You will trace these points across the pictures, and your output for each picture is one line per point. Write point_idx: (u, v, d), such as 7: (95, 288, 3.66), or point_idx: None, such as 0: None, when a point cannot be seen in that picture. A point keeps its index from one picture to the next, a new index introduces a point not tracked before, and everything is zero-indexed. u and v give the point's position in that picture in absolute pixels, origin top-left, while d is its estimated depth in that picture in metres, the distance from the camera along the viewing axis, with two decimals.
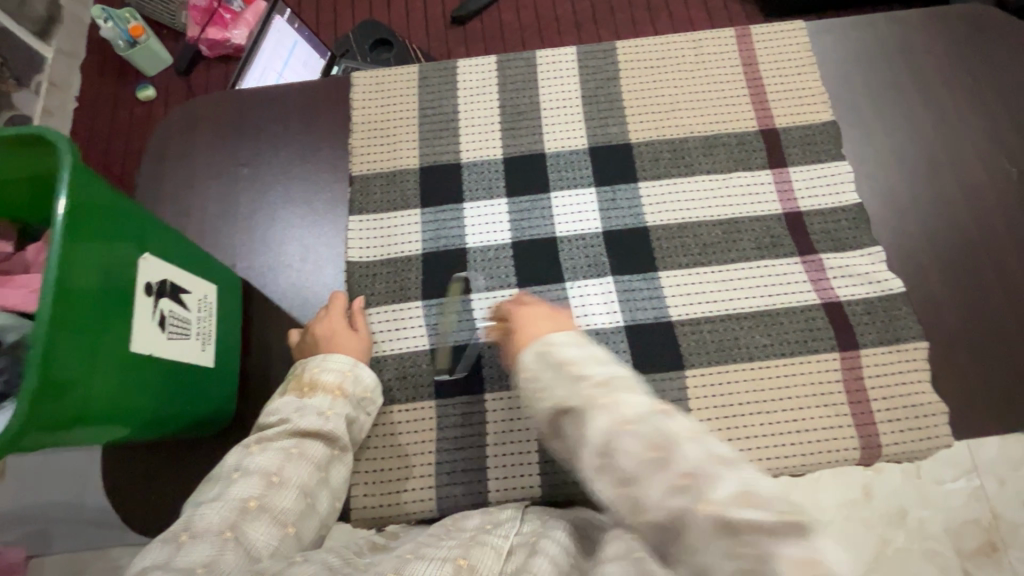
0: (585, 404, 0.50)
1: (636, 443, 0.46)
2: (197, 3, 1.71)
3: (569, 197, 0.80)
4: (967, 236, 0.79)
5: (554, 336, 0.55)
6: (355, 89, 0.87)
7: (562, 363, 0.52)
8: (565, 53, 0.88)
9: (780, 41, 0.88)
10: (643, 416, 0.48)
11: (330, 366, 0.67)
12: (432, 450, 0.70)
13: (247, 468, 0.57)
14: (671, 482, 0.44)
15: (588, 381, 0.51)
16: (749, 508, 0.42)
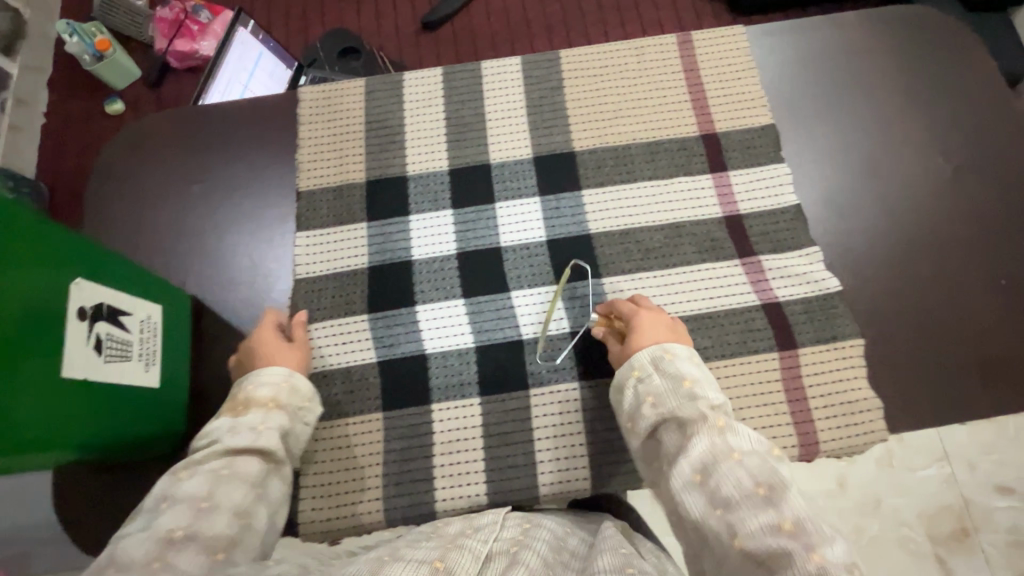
0: (704, 423, 0.57)
1: (737, 475, 0.52)
2: (165, 15, 1.68)
3: (514, 208, 0.82)
4: (908, 237, 0.79)
5: (675, 351, 0.65)
6: (302, 105, 0.87)
7: (679, 375, 0.62)
8: (510, 62, 0.89)
9: (721, 46, 0.89)
10: (765, 457, 0.54)
11: (264, 380, 0.66)
12: (378, 462, 0.71)
13: (176, 496, 0.54)
14: (771, 516, 0.49)
15: (704, 400, 0.60)
16: (794, 542, 0.47)
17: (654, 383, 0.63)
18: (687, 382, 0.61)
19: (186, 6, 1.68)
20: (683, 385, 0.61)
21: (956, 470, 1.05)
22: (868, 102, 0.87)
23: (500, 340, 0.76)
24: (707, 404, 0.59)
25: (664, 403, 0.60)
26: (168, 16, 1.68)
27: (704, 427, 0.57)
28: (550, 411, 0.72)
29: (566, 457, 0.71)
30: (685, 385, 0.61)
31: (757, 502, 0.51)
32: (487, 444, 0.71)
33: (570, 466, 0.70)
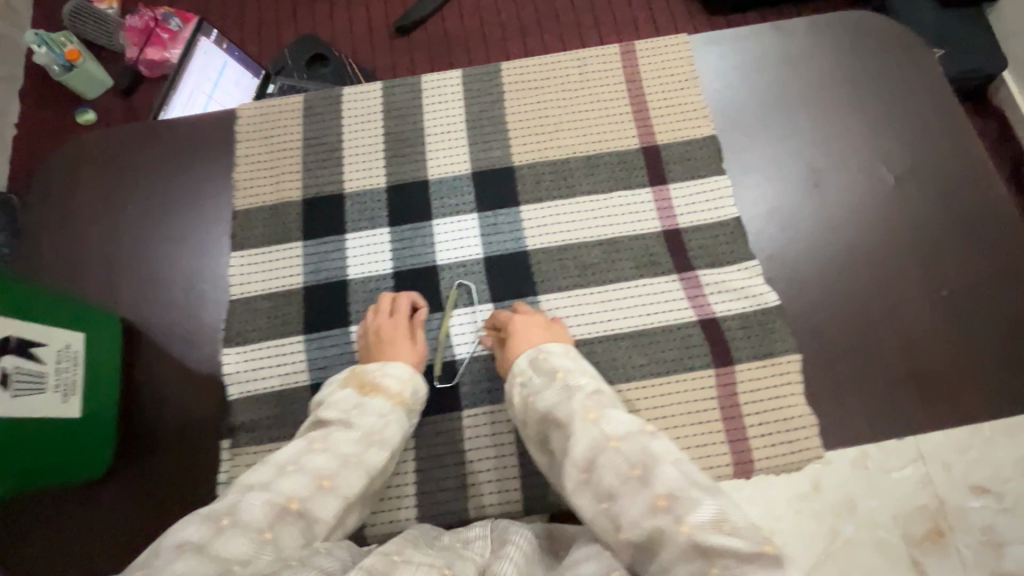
0: (574, 417, 0.56)
1: (615, 463, 0.51)
2: (132, 17, 1.53)
3: (451, 225, 0.80)
4: (850, 251, 0.78)
5: (547, 349, 0.65)
6: (240, 122, 0.87)
7: (552, 370, 0.62)
8: (451, 76, 0.88)
9: (664, 56, 0.88)
10: (640, 434, 0.53)
11: (391, 373, 0.67)
12: None
13: (303, 466, 0.56)
14: (647, 497, 0.49)
15: (579, 390, 0.59)
16: (668, 517, 0.47)
17: (534, 383, 0.63)
18: (560, 373, 0.61)
19: (155, 11, 1.48)
20: (556, 379, 0.61)
21: None
22: (814, 110, 0.85)
23: (435, 360, 0.75)
24: (580, 394, 0.59)
25: (542, 403, 0.60)
26: (132, 19, 1.48)
27: (576, 419, 0.56)
28: (484, 432, 0.72)
29: (498, 478, 0.70)
30: (558, 377, 0.61)
31: (633, 484, 0.50)
32: (418, 467, 0.71)
33: (502, 488, 0.70)
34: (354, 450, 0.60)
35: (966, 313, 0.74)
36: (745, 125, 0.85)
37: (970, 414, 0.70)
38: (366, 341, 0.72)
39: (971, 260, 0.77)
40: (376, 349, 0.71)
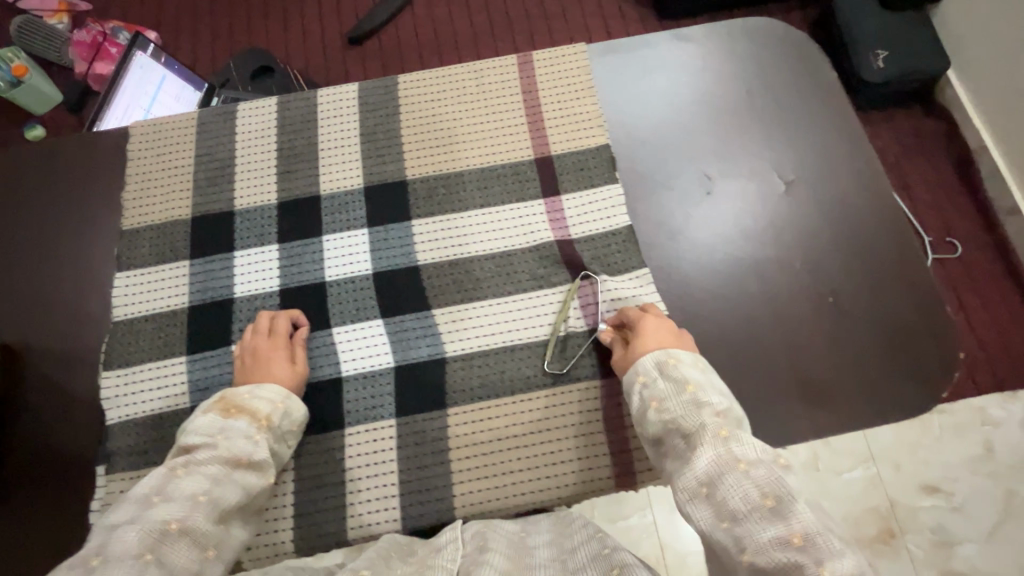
0: (705, 434, 0.55)
1: (743, 488, 0.49)
2: (83, 38, 1.50)
3: (340, 240, 0.80)
4: (740, 259, 0.78)
5: (675, 353, 0.64)
6: (131, 139, 0.86)
7: (683, 379, 0.61)
8: (346, 90, 0.88)
9: (560, 65, 0.88)
10: (773, 464, 0.50)
11: (262, 395, 0.66)
12: None
13: (170, 494, 0.56)
14: (780, 530, 0.45)
15: (709, 407, 0.58)
16: (803, 555, 0.43)
17: (658, 387, 0.62)
18: (691, 386, 0.60)
19: (104, 29, 1.51)
20: (685, 392, 0.60)
21: (882, 470, 1.12)
22: (709, 116, 0.85)
23: (318, 378, 0.74)
24: (711, 412, 0.57)
25: (668, 411, 0.59)
26: (86, 39, 1.50)
27: (707, 437, 0.54)
28: (366, 450, 0.71)
29: (378, 497, 0.69)
30: (687, 391, 0.60)
31: (764, 513, 0.47)
32: (299, 488, 0.70)
33: (383, 506, 0.69)
34: (221, 471, 0.60)
35: (850, 319, 0.74)
36: (642, 133, 0.85)
37: (851, 422, 0.70)
38: (242, 362, 0.71)
39: (859, 267, 0.77)
40: (252, 369, 0.70)
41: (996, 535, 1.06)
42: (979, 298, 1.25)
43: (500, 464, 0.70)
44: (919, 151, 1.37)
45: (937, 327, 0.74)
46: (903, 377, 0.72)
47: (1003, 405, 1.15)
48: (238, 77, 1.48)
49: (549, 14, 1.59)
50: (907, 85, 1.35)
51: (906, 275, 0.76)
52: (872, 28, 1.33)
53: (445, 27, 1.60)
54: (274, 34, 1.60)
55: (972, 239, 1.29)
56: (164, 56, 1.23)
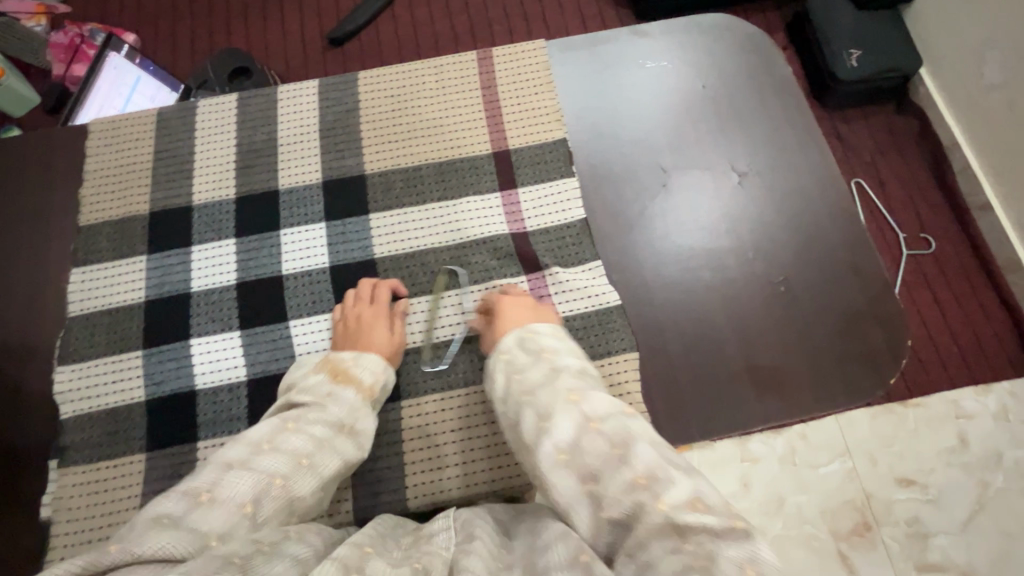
0: (557, 400, 0.54)
1: (595, 443, 0.50)
2: (58, 40, 1.36)
3: (298, 234, 0.80)
4: (694, 250, 0.78)
5: (534, 328, 0.64)
6: (90, 137, 0.86)
7: (538, 349, 0.62)
8: (305, 87, 0.89)
9: (518, 61, 0.90)
10: (620, 415, 0.52)
11: (364, 364, 0.68)
12: (138, 479, 0.69)
13: (279, 445, 0.57)
14: (626, 476, 0.47)
15: (565, 371, 0.58)
16: (647, 493, 0.45)
17: (518, 360, 0.62)
18: (547, 353, 0.61)
19: (82, 30, 1.38)
20: (542, 360, 0.60)
21: (859, 463, 1.06)
22: (664, 109, 0.86)
23: (273, 371, 0.74)
24: (567, 374, 0.58)
25: (528, 381, 0.59)
26: (61, 41, 1.36)
27: (558, 404, 0.54)
28: None
29: (334, 489, 0.69)
30: (544, 357, 0.61)
31: (613, 464, 0.48)
32: None
33: (338, 497, 0.69)
34: (325, 435, 0.60)
35: (800, 306, 0.75)
36: (600, 127, 0.85)
37: (801, 407, 0.71)
38: (343, 328, 0.73)
39: (808, 256, 0.78)
40: (354, 337, 0.71)
41: (970, 526, 1.02)
42: (951, 295, 1.19)
43: (454, 455, 0.71)
44: (892, 147, 1.29)
45: (884, 312, 0.75)
46: (851, 361, 0.73)
47: (977, 398, 1.10)
48: (215, 78, 1.29)
49: (559, 9, 1.45)
50: (885, 83, 1.28)
51: (856, 263, 0.77)
52: (847, 27, 1.26)
53: (440, 24, 1.45)
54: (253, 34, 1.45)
55: (944, 236, 1.22)
56: (140, 57, 1.19)
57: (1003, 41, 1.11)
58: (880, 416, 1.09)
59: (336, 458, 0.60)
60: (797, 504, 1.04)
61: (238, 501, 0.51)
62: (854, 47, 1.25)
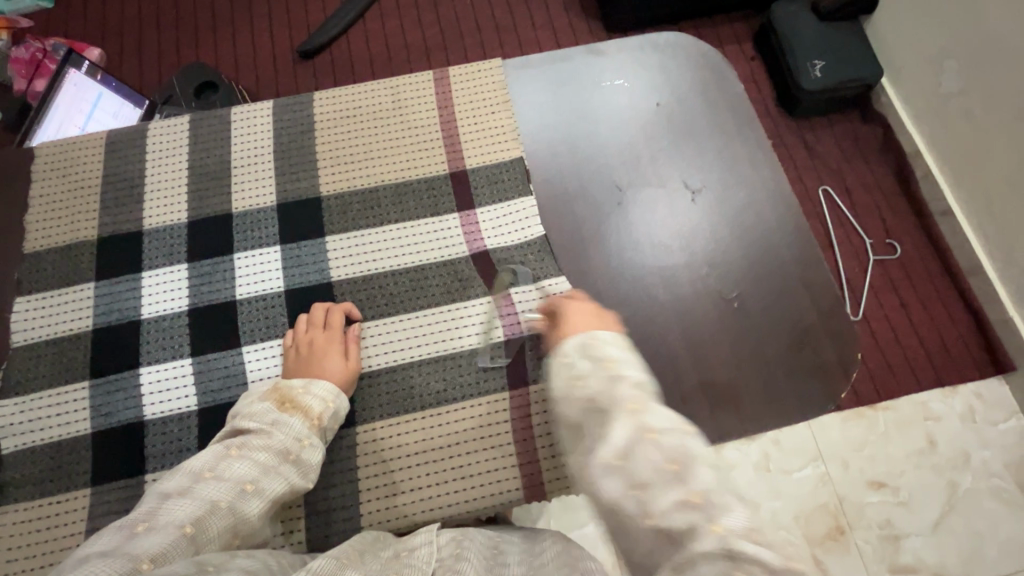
0: (614, 407, 0.45)
1: (652, 456, 0.42)
2: (19, 54, 1.32)
3: (251, 258, 0.79)
4: (648, 266, 0.79)
5: (600, 334, 0.52)
6: (36, 162, 0.84)
7: (602, 356, 0.49)
8: (261, 108, 0.88)
9: (474, 81, 0.90)
10: (682, 430, 0.44)
11: (315, 391, 0.67)
12: (85, 505, 0.68)
13: (222, 472, 0.57)
14: (681, 491, 0.41)
15: (627, 379, 0.47)
16: (701, 514, 0.40)
17: (575, 364, 0.50)
18: (610, 362, 0.49)
19: (44, 44, 1.34)
20: (604, 368, 0.48)
21: (831, 468, 1.07)
22: (619, 126, 0.87)
23: (225, 399, 0.72)
24: (627, 383, 0.47)
25: (585, 389, 0.48)
26: (21, 55, 1.32)
27: (615, 413, 0.45)
28: None
29: (281, 520, 0.67)
30: (606, 366, 0.49)
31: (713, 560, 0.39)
32: None
33: (286, 529, 0.67)
34: (269, 461, 0.60)
35: (753, 320, 0.76)
36: (556, 145, 0.86)
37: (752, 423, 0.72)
38: (297, 354, 0.72)
39: (762, 270, 0.79)
40: (307, 363, 0.70)
41: (941, 528, 1.03)
42: (918, 299, 1.20)
43: (409, 479, 0.70)
44: (857, 153, 1.31)
45: (834, 326, 0.76)
46: (801, 374, 0.74)
47: (944, 401, 1.12)
48: (181, 94, 1.25)
49: (528, 22, 1.46)
50: (848, 92, 1.30)
51: (806, 277, 0.79)
52: (810, 37, 1.29)
53: (413, 35, 1.44)
54: (222, 46, 1.44)
55: (910, 239, 1.24)
56: (101, 73, 1.12)
57: (957, 52, 1.14)
58: (849, 421, 1.10)
59: (283, 482, 0.60)
60: (771, 510, 1.05)
61: (177, 526, 0.50)
62: (818, 58, 1.28)
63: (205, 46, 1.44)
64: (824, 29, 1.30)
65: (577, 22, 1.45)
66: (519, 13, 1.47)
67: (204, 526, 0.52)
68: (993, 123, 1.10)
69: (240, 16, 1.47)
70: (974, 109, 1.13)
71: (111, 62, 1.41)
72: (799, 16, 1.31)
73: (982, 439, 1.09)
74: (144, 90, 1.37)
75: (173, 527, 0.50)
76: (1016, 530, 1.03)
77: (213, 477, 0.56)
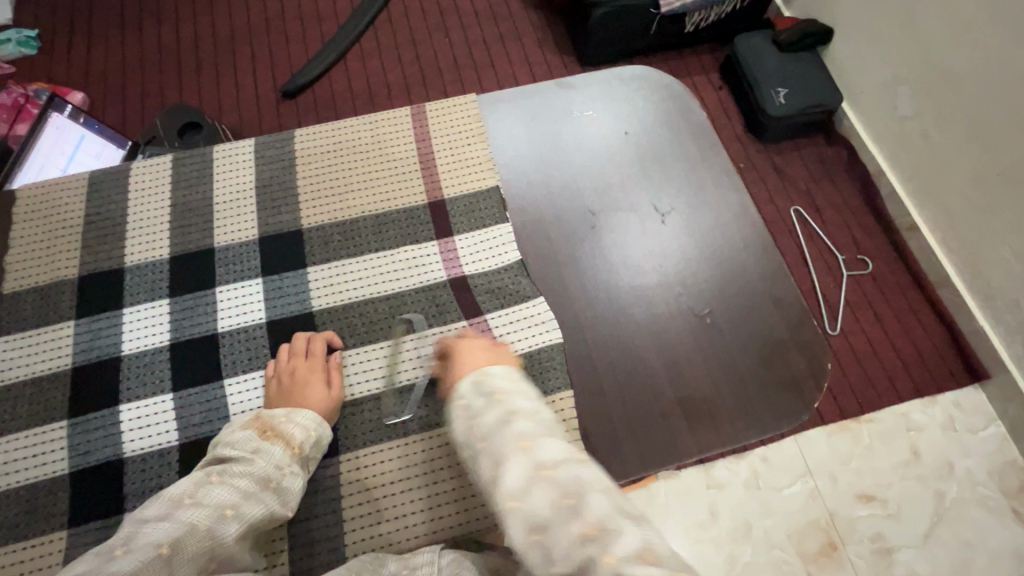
0: (505, 446, 0.47)
1: (541, 493, 0.43)
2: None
3: (234, 291, 0.80)
4: (624, 287, 0.82)
5: (491, 368, 0.55)
6: (18, 203, 0.86)
7: (491, 391, 0.52)
8: (242, 145, 0.91)
9: (451, 115, 0.94)
10: (574, 461, 0.45)
11: (297, 420, 0.67)
12: (62, 546, 0.66)
13: (201, 499, 0.57)
14: (577, 525, 0.41)
15: (517, 412, 0.50)
16: (595, 546, 0.40)
17: (472, 405, 0.52)
18: (498, 395, 0.52)
19: (25, 89, 1.36)
20: (495, 405, 0.51)
21: (819, 483, 1.08)
22: (589, 156, 0.91)
23: (206, 433, 0.72)
24: (516, 414, 0.50)
25: (481, 424, 0.50)
26: (4, 101, 1.34)
27: (508, 450, 0.47)
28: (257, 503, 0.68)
29: (264, 552, 0.67)
30: (497, 399, 0.52)
31: None
32: None
33: (269, 561, 0.66)
34: (249, 488, 0.60)
35: (726, 337, 0.79)
36: (531, 174, 0.90)
37: (731, 436, 0.74)
38: (278, 383, 0.72)
39: (734, 289, 0.82)
40: (289, 393, 0.71)
41: (931, 538, 1.04)
42: (889, 311, 1.24)
43: (394, 506, 0.70)
44: (824, 175, 1.38)
45: (806, 339, 0.79)
46: (779, 389, 0.77)
47: (924, 410, 1.15)
48: (163, 135, 1.27)
49: (503, 59, 1.52)
50: (810, 117, 1.37)
51: (778, 293, 0.82)
52: (773, 67, 1.37)
53: (392, 74, 1.49)
54: (205, 88, 1.47)
55: (878, 255, 1.29)
56: (82, 116, 1.14)
57: (908, 78, 1.22)
58: (833, 434, 1.12)
59: (263, 508, 0.60)
60: (763, 528, 1.05)
61: (153, 546, 0.49)
62: (781, 86, 1.35)
63: (188, 89, 1.47)
64: (784, 59, 1.38)
65: (550, 58, 1.52)
66: (495, 51, 1.53)
67: (181, 547, 0.51)
68: (949, 139, 1.16)
69: (224, 60, 1.51)
70: (928, 128, 1.20)
71: (94, 106, 1.44)
72: (761, 48, 1.39)
73: (963, 447, 1.12)
74: (127, 133, 1.39)
75: (149, 548, 0.49)
76: (1003, 537, 1.05)
77: (192, 503, 0.55)
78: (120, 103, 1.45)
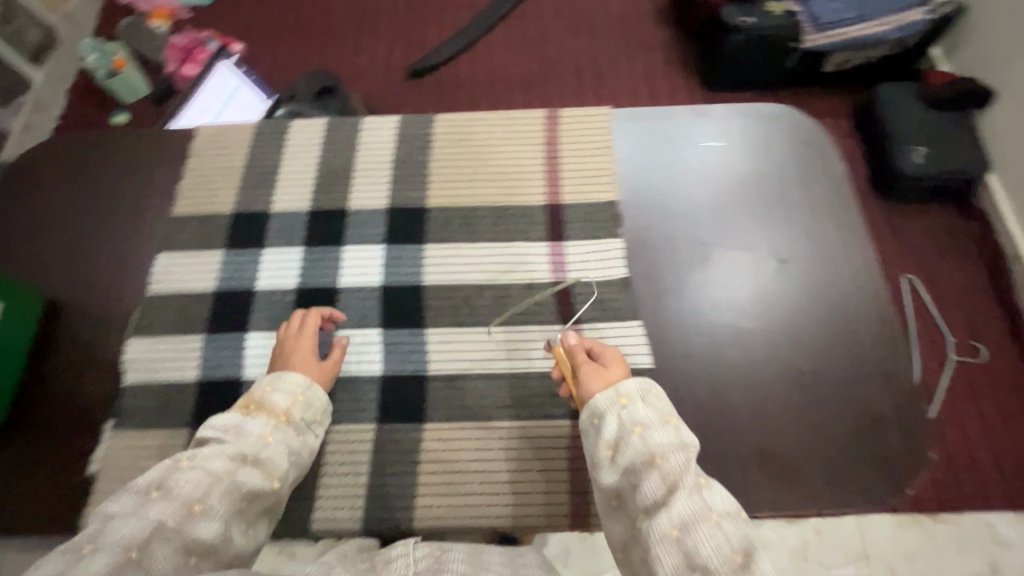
0: (684, 476, 0.55)
1: (716, 537, 0.50)
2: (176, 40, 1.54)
3: (359, 252, 0.88)
4: (724, 326, 0.81)
5: (651, 386, 0.64)
6: (195, 140, 0.98)
7: (665, 411, 0.61)
8: (388, 121, 0.98)
9: (583, 124, 0.97)
10: (739, 519, 0.53)
11: (281, 388, 0.70)
12: (181, 442, 0.76)
13: (169, 490, 0.55)
14: None
15: (690, 447, 0.58)
16: None
17: (639, 413, 0.61)
18: (672, 419, 0.60)
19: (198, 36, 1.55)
20: (669, 424, 0.60)
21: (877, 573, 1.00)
22: (712, 189, 0.90)
23: None
24: (687, 450, 0.57)
25: (649, 435, 0.59)
26: (179, 41, 1.54)
27: (685, 480, 0.55)
28: (344, 448, 0.76)
29: (344, 498, 0.73)
30: (670, 420, 0.60)
31: None
32: None
33: (348, 504, 0.73)
34: (225, 467, 0.59)
35: (821, 398, 0.77)
36: (649, 195, 0.90)
37: (802, 500, 0.72)
38: (274, 358, 0.76)
39: (841, 353, 0.79)
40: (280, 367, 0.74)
41: None
42: (999, 409, 1.13)
43: (465, 483, 0.75)
44: (952, 249, 1.27)
45: (908, 421, 0.75)
46: (865, 467, 0.73)
47: (1015, 526, 1.03)
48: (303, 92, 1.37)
49: (631, 72, 1.53)
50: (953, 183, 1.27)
51: (885, 367, 0.78)
52: (916, 124, 1.28)
53: (522, 70, 1.54)
54: (350, 59, 1.59)
55: (999, 346, 1.18)
56: None
57: None
58: (903, 524, 1.04)
59: (235, 495, 0.58)
60: None
61: (120, 548, 0.49)
62: (921, 143, 1.26)
63: (336, 55, 1.60)
64: (933, 117, 1.28)
65: (680, 79, 1.51)
66: (625, 64, 1.54)
67: (150, 550, 0.50)
68: None
69: (372, 34, 1.62)
70: None
71: (251, 58, 1.59)
72: (905, 101, 1.30)
73: None
74: (278, 88, 1.54)
75: (117, 550, 0.49)
76: None
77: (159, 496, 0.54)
78: (276, 59, 1.59)
